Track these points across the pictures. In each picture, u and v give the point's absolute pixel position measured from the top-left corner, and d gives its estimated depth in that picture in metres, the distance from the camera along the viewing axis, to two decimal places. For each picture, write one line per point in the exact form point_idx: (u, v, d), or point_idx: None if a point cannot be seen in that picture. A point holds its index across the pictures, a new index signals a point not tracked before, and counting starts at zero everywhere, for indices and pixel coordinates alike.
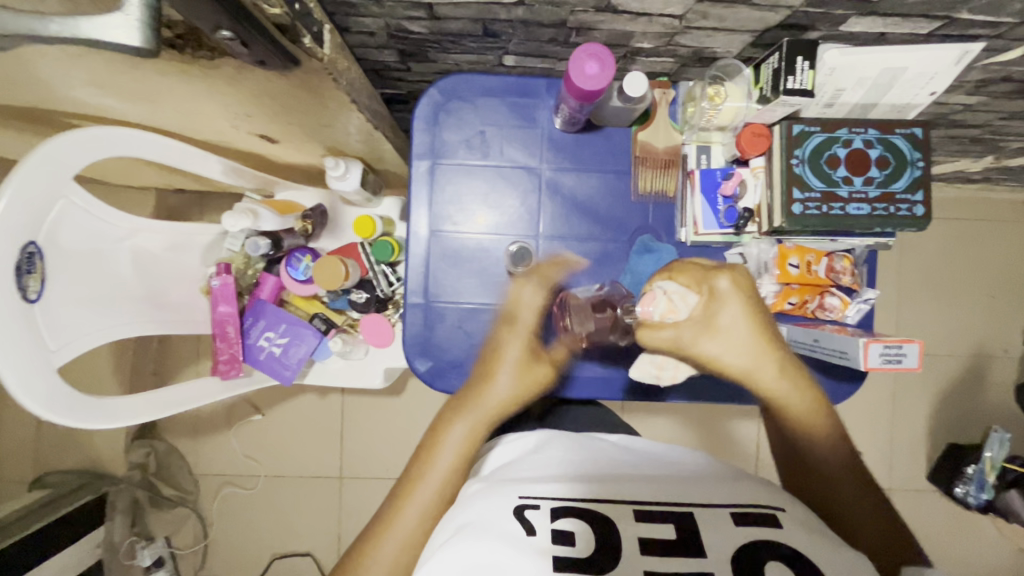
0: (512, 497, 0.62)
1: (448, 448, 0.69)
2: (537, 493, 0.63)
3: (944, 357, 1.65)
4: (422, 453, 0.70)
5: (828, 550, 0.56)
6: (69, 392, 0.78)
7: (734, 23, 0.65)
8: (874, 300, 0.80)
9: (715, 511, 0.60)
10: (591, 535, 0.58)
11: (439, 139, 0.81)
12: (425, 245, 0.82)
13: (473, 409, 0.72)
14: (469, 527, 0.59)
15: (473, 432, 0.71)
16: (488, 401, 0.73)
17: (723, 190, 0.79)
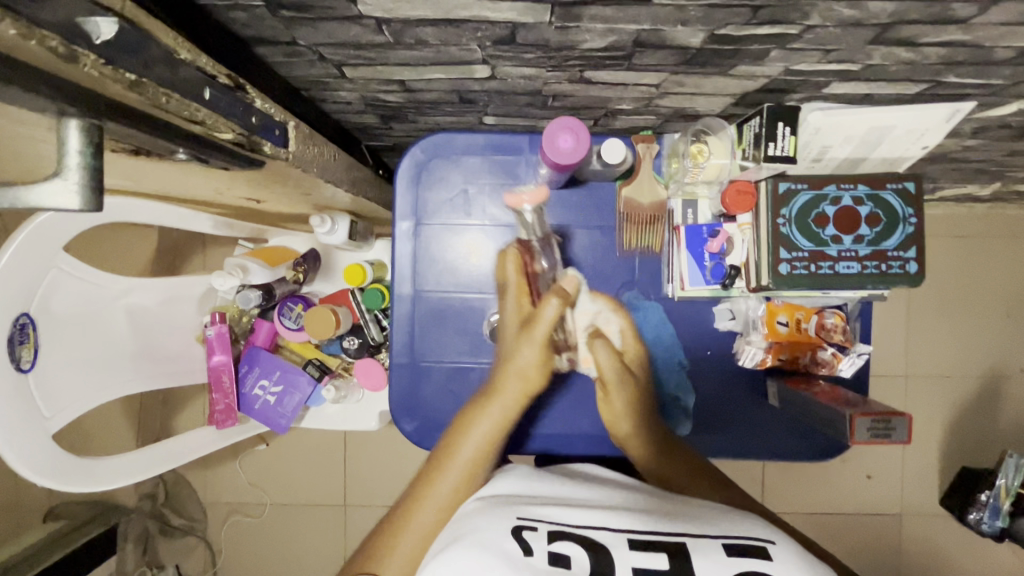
0: (509, 515, 0.57)
1: (466, 441, 0.67)
2: (538, 514, 0.57)
3: (955, 379, 1.61)
4: (440, 450, 0.68)
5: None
6: (66, 455, 0.80)
7: (712, 89, 0.63)
8: (868, 354, 0.78)
9: (700, 542, 0.54)
10: (589, 564, 0.52)
11: (422, 199, 0.81)
12: (410, 304, 0.82)
13: (497, 402, 0.71)
14: (454, 545, 0.54)
15: (492, 430, 0.69)
16: (503, 393, 0.71)
17: (709, 247, 0.77)
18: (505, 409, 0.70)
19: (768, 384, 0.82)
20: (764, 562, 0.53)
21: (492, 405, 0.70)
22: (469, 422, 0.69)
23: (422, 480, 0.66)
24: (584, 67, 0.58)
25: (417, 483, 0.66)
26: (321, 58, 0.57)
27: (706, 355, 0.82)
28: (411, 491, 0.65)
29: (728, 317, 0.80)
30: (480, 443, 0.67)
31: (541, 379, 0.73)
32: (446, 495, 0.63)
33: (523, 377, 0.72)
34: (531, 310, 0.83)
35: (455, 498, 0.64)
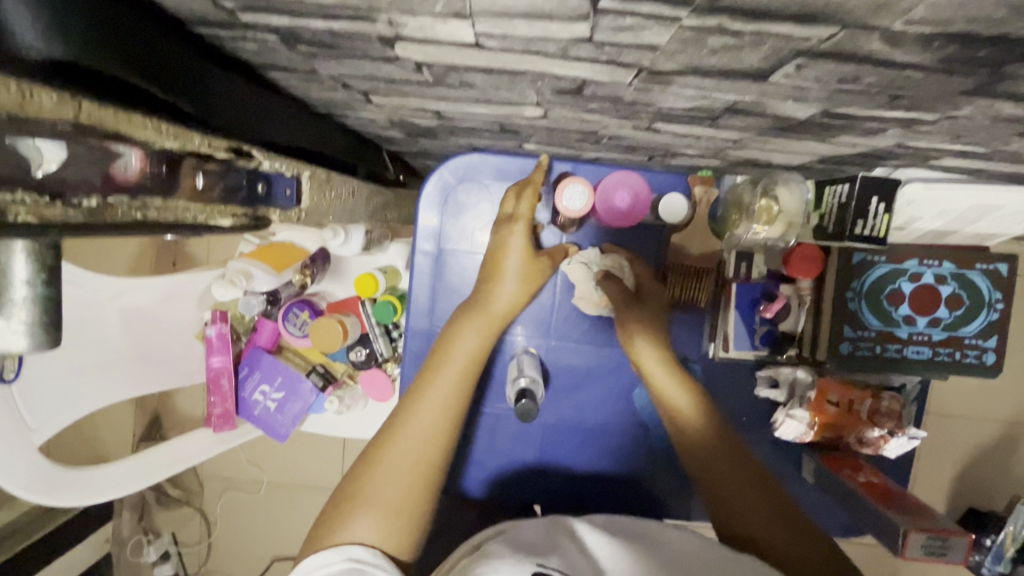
0: (519, 565, 0.50)
1: (459, 352, 0.59)
2: (551, 565, 0.50)
3: (988, 424, 1.50)
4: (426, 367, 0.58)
5: None
6: (54, 468, 0.76)
7: (799, 149, 0.54)
8: (920, 438, 0.71)
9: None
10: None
11: (447, 225, 0.74)
12: (425, 339, 0.75)
13: (478, 317, 0.62)
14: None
15: (482, 346, 0.61)
16: (493, 308, 0.63)
17: (762, 311, 0.69)
18: (494, 325, 0.62)
19: (804, 458, 0.75)
20: None
21: (480, 318, 0.62)
22: (456, 335, 0.60)
23: (407, 397, 0.56)
24: (656, 119, 0.48)
25: (405, 400, 0.56)
26: (344, 86, 0.47)
27: (741, 423, 0.75)
28: (394, 414, 0.55)
29: (768, 384, 0.72)
30: (472, 355, 0.59)
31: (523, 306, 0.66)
32: (440, 408, 0.55)
33: (512, 301, 0.65)
34: (555, 356, 0.76)
35: (452, 412, 0.55)
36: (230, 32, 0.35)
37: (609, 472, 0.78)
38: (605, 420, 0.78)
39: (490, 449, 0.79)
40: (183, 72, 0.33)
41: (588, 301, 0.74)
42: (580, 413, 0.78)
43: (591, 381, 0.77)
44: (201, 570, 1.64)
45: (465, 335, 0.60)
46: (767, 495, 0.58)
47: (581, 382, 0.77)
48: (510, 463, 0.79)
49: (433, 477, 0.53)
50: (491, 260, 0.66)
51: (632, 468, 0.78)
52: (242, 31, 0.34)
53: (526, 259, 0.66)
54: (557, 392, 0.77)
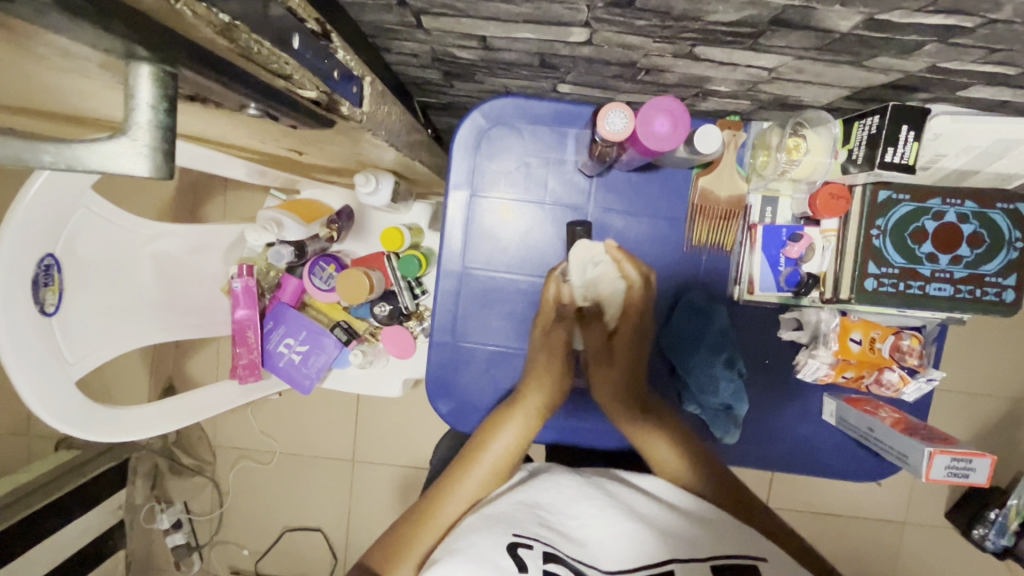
0: (500, 532, 0.56)
1: (492, 450, 0.69)
2: (530, 530, 0.57)
3: (992, 398, 1.51)
4: (460, 459, 0.69)
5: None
6: (89, 404, 0.77)
7: (831, 79, 0.56)
8: (937, 379, 0.73)
9: (694, 565, 0.55)
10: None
11: (478, 168, 0.75)
12: (456, 282, 0.77)
13: (520, 414, 0.72)
14: (449, 564, 0.54)
15: (522, 437, 0.71)
16: (529, 401, 0.73)
17: (786, 251, 0.71)
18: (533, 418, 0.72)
19: (824, 401, 0.77)
20: None
21: (520, 413, 0.72)
22: (497, 429, 0.71)
23: (461, 460, 0.69)
24: (698, 42, 0.51)
25: (438, 487, 0.68)
26: (400, 4, 0.49)
27: (764, 364, 0.77)
28: (443, 482, 0.68)
29: (793, 326, 0.75)
30: (511, 447, 0.70)
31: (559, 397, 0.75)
32: (489, 472, 0.67)
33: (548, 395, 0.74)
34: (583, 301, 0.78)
35: (496, 478, 0.68)
36: None
37: None
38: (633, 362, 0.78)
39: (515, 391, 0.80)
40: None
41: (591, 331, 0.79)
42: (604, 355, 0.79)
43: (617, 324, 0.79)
44: (213, 540, 1.66)
45: (503, 433, 0.70)
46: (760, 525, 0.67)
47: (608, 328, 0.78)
48: None
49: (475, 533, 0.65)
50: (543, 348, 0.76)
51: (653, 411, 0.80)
52: None
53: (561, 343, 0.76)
54: None
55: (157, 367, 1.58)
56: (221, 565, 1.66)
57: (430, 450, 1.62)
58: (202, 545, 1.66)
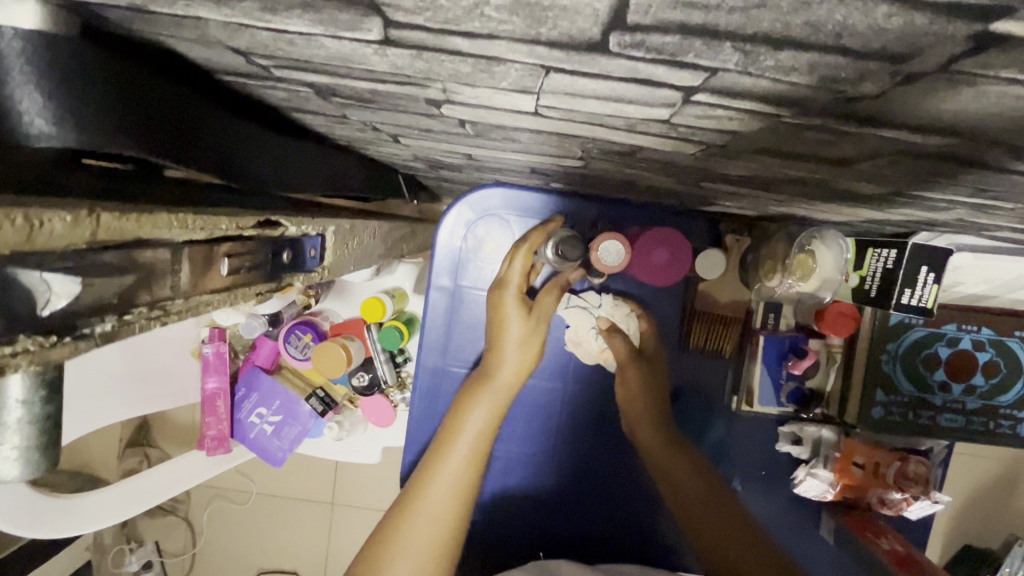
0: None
1: (464, 439, 0.58)
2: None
3: (983, 461, 1.49)
4: (430, 456, 0.58)
5: None
6: (42, 497, 0.73)
7: (846, 212, 0.51)
8: (941, 501, 0.69)
9: None
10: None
11: (464, 259, 0.70)
12: (438, 375, 0.72)
13: (488, 394, 0.60)
14: None
15: (492, 419, 0.60)
16: (499, 377, 0.61)
17: (790, 366, 0.67)
18: (504, 395, 0.61)
19: (822, 516, 0.73)
20: None
21: (489, 393, 0.61)
22: (463, 414, 0.60)
23: (424, 468, 0.57)
24: (703, 178, 0.46)
25: (404, 498, 0.56)
26: (373, 128, 0.44)
27: (760, 476, 0.72)
28: (406, 492, 0.56)
29: (790, 440, 0.70)
30: (480, 434, 0.59)
31: (530, 368, 0.63)
32: (456, 482, 0.56)
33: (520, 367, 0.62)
34: (572, 401, 0.73)
35: (464, 490, 0.56)
36: (260, 82, 0.31)
37: (622, 525, 0.74)
38: (621, 468, 0.73)
39: (500, 492, 0.75)
40: (215, 134, 0.30)
41: (587, 350, 0.70)
42: (593, 455, 0.74)
43: (608, 424, 0.73)
44: None
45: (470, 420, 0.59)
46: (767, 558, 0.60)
47: (601, 436, 0.73)
48: (520, 510, 0.75)
49: (448, 553, 0.54)
50: (495, 327, 0.63)
51: (644, 525, 0.74)
52: (272, 81, 0.31)
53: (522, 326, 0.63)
54: (574, 440, 0.74)
55: None
56: None
57: None
58: None
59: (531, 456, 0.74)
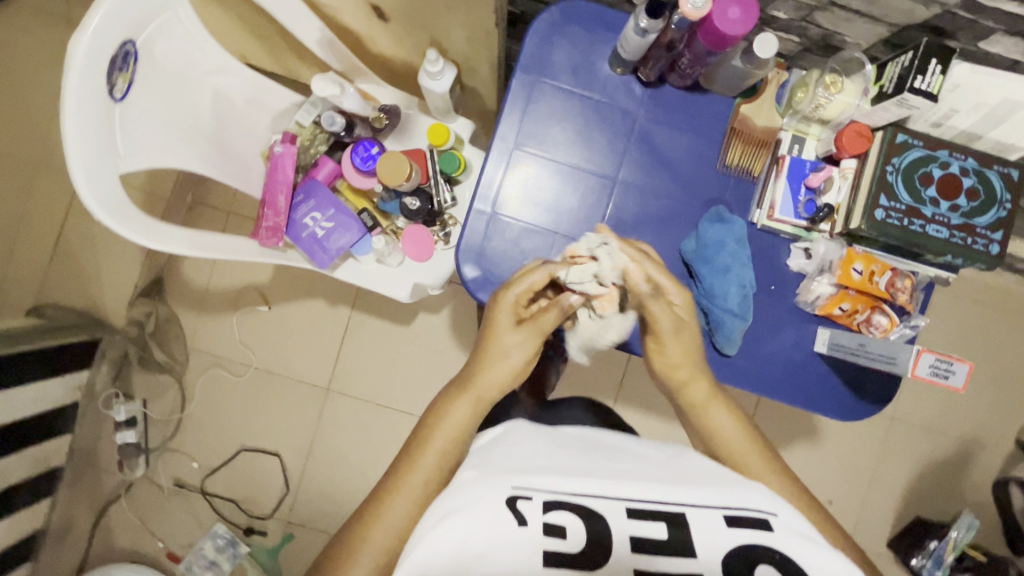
0: (497, 487, 0.56)
1: (440, 436, 0.67)
2: (531, 481, 0.56)
3: (935, 433, 1.65)
4: (405, 456, 0.66)
5: (813, 550, 0.55)
6: (125, 202, 0.77)
7: (879, 10, 0.66)
8: (921, 322, 0.80)
9: (707, 513, 0.56)
10: (583, 532, 0.53)
11: (547, 58, 0.81)
12: (506, 159, 0.82)
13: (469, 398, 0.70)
14: (428, 546, 0.52)
15: (466, 422, 0.69)
16: (480, 383, 0.71)
17: (808, 181, 0.79)
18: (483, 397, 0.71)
19: (817, 331, 0.83)
20: (763, 535, 0.55)
21: (469, 396, 0.71)
22: (444, 411, 0.69)
23: (398, 466, 0.65)
24: None
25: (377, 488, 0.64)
26: None
27: (769, 289, 0.83)
28: (380, 488, 0.64)
29: (802, 256, 0.82)
30: (456, 430, 0.68)
31: (512, 381, 0.73)
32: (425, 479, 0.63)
33: (504, 370, 0.72)
34: (622, 197, 0.83)
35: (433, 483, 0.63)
36: None
37: None
38: None
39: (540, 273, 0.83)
40: None
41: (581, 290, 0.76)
42: None
43: (638, 226, 0.83)
44: (164, 446, 1.60)
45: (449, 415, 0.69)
46: (781, 474, 0.69)
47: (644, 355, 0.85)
48: None
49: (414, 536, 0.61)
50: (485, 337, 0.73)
51: None
52: None
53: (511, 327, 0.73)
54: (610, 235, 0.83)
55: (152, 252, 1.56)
56: (165, 476, 1.60)
57: (408, 391, 1.62)
58: (151, 449, 1.59)
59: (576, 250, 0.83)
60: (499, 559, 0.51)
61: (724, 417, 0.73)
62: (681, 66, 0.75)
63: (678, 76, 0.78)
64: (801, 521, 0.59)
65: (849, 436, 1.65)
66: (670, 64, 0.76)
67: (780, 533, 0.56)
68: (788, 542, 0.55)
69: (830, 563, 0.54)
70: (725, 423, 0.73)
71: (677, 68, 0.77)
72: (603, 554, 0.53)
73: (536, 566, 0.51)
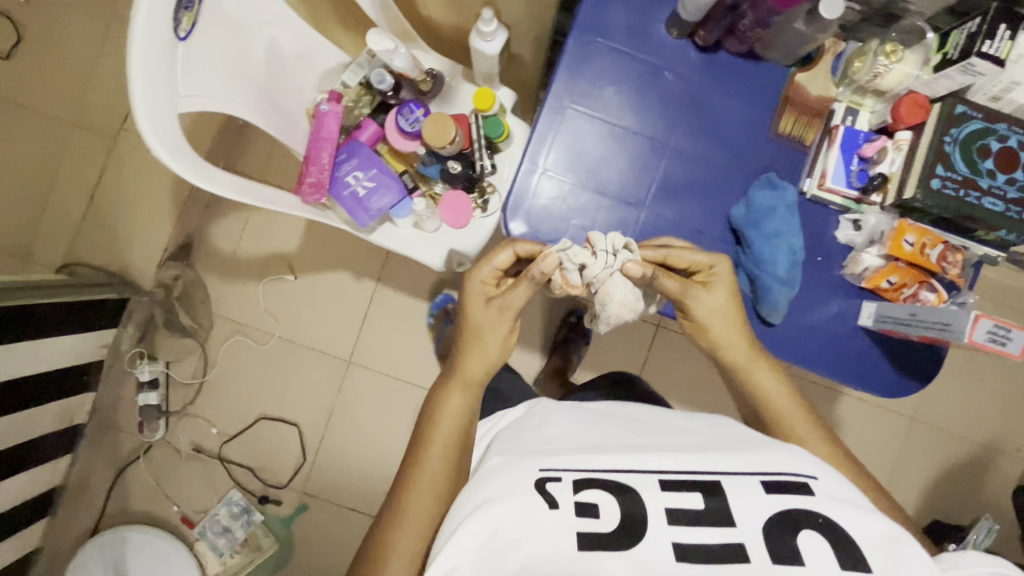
0: (524, 471, 0.55)
1: (441, 431, 0.67)
2: (558, 460, 0.56)
3: (955, 436, 1.64)
4: (410, 459, 0.67)
5: (862, 514, 0.51)
6: (180, 141, 0.78)
7: None
8: (972, 298, 0.80)
9: (741, 480, 0.52)
10: (618, 509, 0.52)
11: (602, 18, 0.82)
12: (556, 116, 0.82)
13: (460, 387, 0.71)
14: (461, 536, 0.53)
15: (464, 410, 0.70)
16: (467, 370, 0.72)
17: (861, 151, 0.80)
18: (471, 381, 0.72)
19: (862, 306, 0.83)
20: (808, 499, 0.51)
21: (458, 386, 0.71)
22: (442, 404, 0.70)
23: (408, 469, 0.66)
24: None
25: (393, 495, 0.65)
26: None
27: (816, 260, 0.83)
28: (396, 493, 0.65)
29: (851, 228, 0.81)
30: (456, 421, 0.68)
31: (498, 361, 0.74)
32: (436, 476, 0.64)
33: (488, 351, 0.73)
34: (672, 161, 0.83)
35: (443, 481, 0.64)
36: None
37: None
38: (700, 230, 0.83)
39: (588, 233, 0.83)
40: None
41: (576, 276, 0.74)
42: (683, 218, 0.83)
43: (686, 190, 0.83)
44: (185, 411, 1.61)
45: (446, 410, 0.69)
46: (823, 437, 0.70)
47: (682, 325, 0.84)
48: None
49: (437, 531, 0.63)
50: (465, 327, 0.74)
51: None
52: None
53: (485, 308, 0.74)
54: (658, 198, 0.83)
55: (182, 216, 1.57)
56: (184, 441, 1.60)
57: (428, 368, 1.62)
58: (172, 413, 1.60)
59: (624, 212, 0.83)
60: (532, 541, 0.50)
61: (769, 376, 0.73)
62: (741, 26, 0.76)
63: (736, 39, 0.78)
64: (845, 481, 0.55)
65: (869, 434, 1.64)
66: (730, 25, 0.77)
67: (825, 496, 0.52)
68: (833, 507, 0.51)
69: (877, 524, 0.50)
70: (764, 389, 0.73)
71: (737, 29, 0.77)
72: (639, 531, 0.50)
73: (570, 548, 0.50)
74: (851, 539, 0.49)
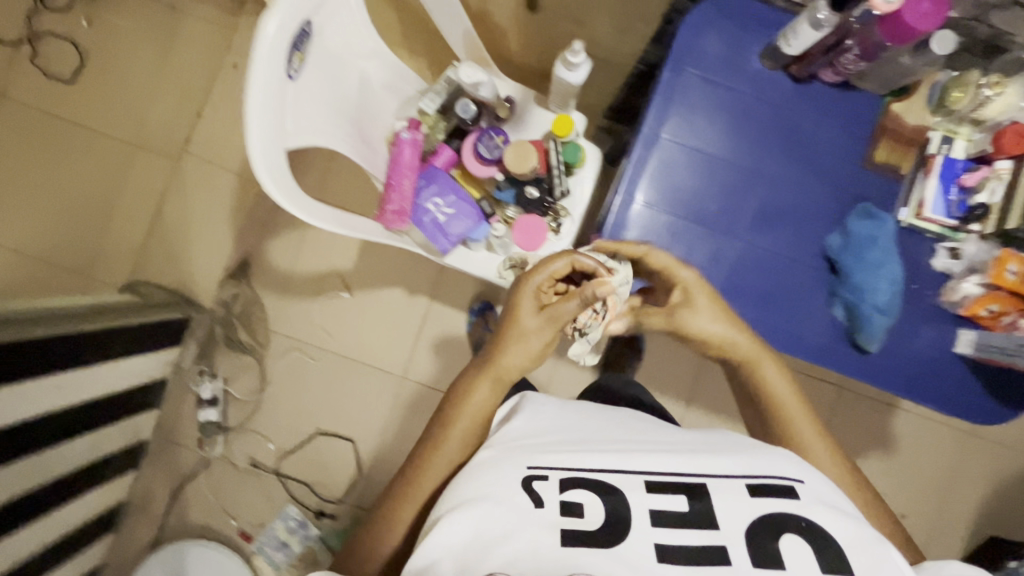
0: (513, 467, 0.53)
1: (461, 422, 0.67)
2: (547, 458, 0.53)
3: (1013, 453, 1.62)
4: (424, 446, 0.67)
5: (848, 524, 0.49)
6: (286, 176, 0.80)
7: None
8: None
9: (725, 485, 0.51)
10: (603, 508, 0.50)
11: (696, 50, 0.83)
12: (649, 146, 0.83)
13: (490, 379, 0.70)
14: (440, 534, 0.50)
15: (489, 405, 0.69)
16: (502, 366, 0.71)
17: (961, 181, 0.80)
18: (503, 379, 0.71)
19: (957, 334, 0.82)
20: (791, 502, 0.50)
21: (488, 377, 0.70)
22: (468, 393, 0.69)
23: (421, 452, 0.66)
24: None
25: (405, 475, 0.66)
26: None
27: (911, 288, 0.83)
28: (408, 472, 0.66)
29: (947, 256, 0.82)
30: (476, 416, 0.68)
31: (530, 368, 0.73)
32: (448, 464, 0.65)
33: (524, 356, 0.71)
34: (765, 190, 0.83)
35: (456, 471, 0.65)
36: None
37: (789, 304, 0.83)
38: (794, 260, 0.83)
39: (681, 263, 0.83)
40: None
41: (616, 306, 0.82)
42: (777, 248, 0.83)
43: (778, 220, 0.83)
44: (242, 426, 1.63)
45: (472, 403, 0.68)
46: (827, 444, 0.69)
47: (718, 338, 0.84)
48: None
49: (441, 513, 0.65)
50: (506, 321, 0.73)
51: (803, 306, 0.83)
52: None
53: (535, 313, 0.73)
54: (752, 227, 0.83)
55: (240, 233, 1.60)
56: (241, 456, 1.62)
57: None
58: (229, 428, 1.63)
59: (717, 241, 0.83)
60: (514, 541, 0.48)
61: (774, 372, 0.73)
62: (845, 59, 0.77)
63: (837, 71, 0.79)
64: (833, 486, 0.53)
65: (925, 451, 1.62)
66: (833, 57, 0.77)
67: (808, 500, 0.50)
68: (819, 512, 0.49)
69: (859, 525, 0.49)
70: (769, 389, 0.72)
71: (839, 62, 0.77)
72: (624, 532, 0.49)
73: (556, 544, 0.48)
74: (831, 544, 0.47)
